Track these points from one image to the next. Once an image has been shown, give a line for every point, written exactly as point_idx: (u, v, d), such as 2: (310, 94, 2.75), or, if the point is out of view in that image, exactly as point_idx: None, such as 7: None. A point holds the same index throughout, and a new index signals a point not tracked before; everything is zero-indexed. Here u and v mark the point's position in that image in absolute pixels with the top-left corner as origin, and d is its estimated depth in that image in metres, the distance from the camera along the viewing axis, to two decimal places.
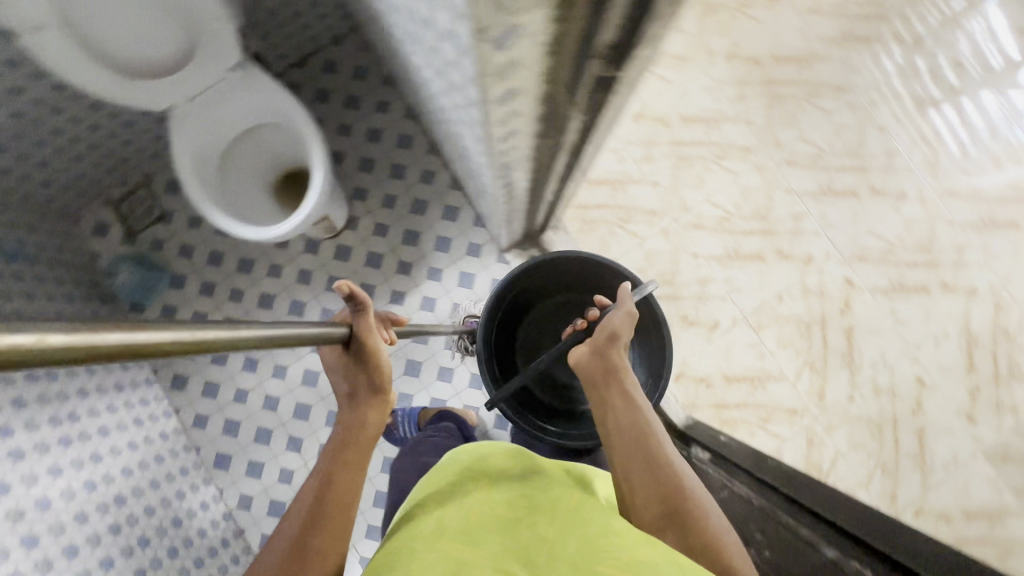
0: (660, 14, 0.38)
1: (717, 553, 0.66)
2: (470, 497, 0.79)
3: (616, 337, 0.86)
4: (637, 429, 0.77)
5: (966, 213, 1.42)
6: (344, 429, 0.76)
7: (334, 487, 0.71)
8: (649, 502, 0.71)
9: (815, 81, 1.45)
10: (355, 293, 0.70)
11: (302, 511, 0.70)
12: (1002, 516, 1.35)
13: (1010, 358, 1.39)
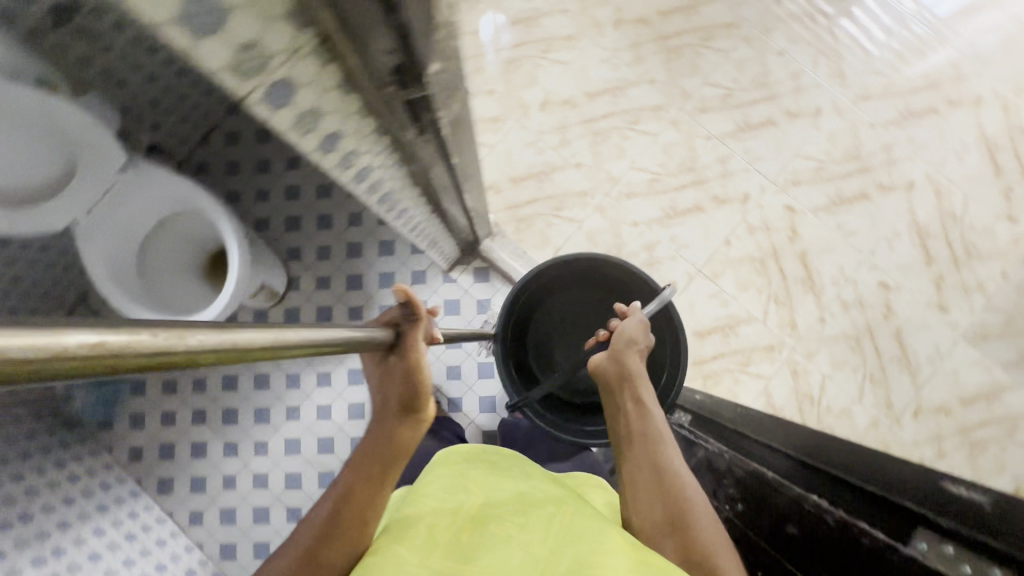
0: (424, 35, 0.37)
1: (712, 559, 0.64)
2: (461, 501, 0.72)
3: (632, 344, 0.86)
4: (647, 437, 0.76)
5: (884, 112, 1.43)
6: (376, 445, 0.66)
7: (352, 504, 0.66)
8: (653, 507, 0.69)
9: (705, 24, 1.46)
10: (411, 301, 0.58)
11: (319, 523, 0.66)
12: (996, 394, 1.36)
13: (964, 239, 1.39)
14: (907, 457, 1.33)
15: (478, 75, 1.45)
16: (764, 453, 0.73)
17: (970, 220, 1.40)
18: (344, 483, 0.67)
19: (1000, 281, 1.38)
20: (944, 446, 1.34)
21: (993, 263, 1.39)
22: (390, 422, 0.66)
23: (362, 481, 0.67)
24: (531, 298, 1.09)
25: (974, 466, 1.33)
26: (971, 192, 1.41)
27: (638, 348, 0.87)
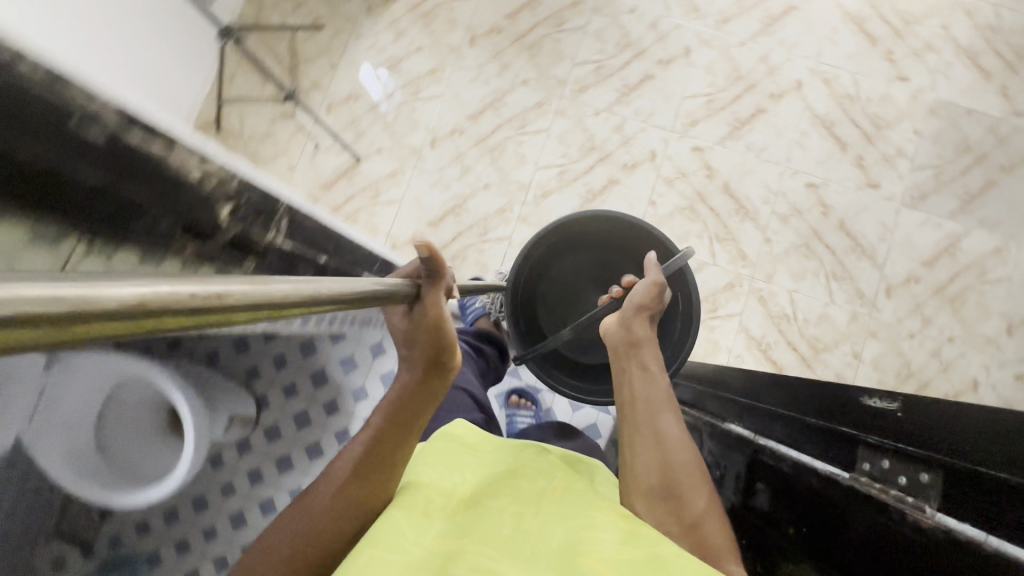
0: (147, 174, 0.40)
1: (701, 527, 0.62)
2: (455, 476, 0.66)
3: (643, 308, 0.83)
4: (652, 403, 0.74)
5: (748, 27, 1.46)
6: (410, 391, 0.62)
7: (384, 450, 0.61)
8: (649, 473, 0.68)
9: (553, 11, 1.48)
10: (433, 257, 0.55)
11: (342, 477, 0.59)
12: (954, 245, 1.37)
13: (867, 114, 1.41)
14: (896, 335, 1.34)
15: (363, 139, 1.46)
16: (742, 409, 0.73)
17: (866, 94, 1.42)
18: (373, 434, 0.61)
19: (915, 140, 1.40)
20: (927, 312, 1.34)
21: (902, 125, 1.41)
22: (421, 372, 0.62)
23: (393, 428, 0.62)
24: (545, 257, 0.99)
25: (960, 320, 1.34)
26: (856, 68, 1.43)
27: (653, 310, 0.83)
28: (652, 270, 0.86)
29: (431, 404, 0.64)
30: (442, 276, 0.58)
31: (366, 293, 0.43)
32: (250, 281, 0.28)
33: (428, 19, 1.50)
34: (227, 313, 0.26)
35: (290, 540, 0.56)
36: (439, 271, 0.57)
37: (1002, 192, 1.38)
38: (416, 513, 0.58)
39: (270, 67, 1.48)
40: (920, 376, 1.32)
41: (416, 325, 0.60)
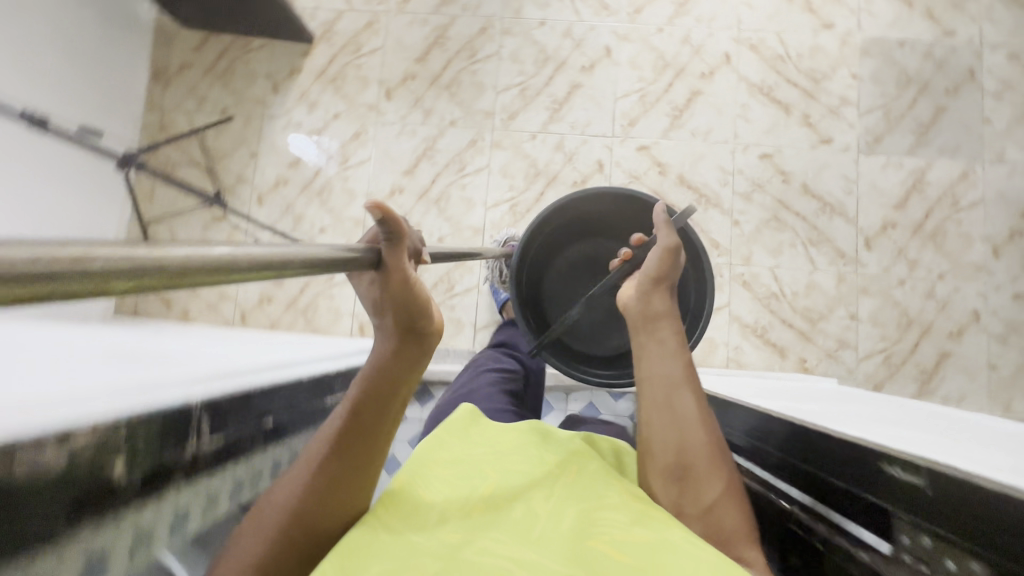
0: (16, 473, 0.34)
1: (717, 522, 0.54)
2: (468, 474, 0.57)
3: (659, 273, 0.69)
4: (666, 376, 0.63)
5: (662, 11, 1.40)
6: (392, 362, 0.53)
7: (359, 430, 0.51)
8: (666, 458, 0.59)
9: (462, 43, 1.42)
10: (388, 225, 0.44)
11: (316, 459, 0.50)
12: (920, 180, 1.33)
13: (803, 70, 1.37)
14: (887, 286, 1.30)
15: (303, 223, 1.39)
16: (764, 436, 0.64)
17: (796, 51, 1.37)
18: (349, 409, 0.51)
19: (856, 84, 1.36)
20: (911, 254, 1.31)
21: (840, 73, 1.37)
22: (398, 341, 0.52)
23: (374, 400, 0.52)
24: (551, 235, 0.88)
25: (945, 254, 1.31)
26: (780, 27, 1.38)
27: (670, 271, 0.69)
28: (662, 231, 0.69)
29: (414, 375, 0.55)
30: (402, 236, 0.46)
31: (329, 259, 0.37)
32: (157, 248, 0.23)
33: (337, 83, 1.42)
34: (126, 283, 0.22)
35: (260, 534, 0.47)
36: (398, 230, 0.45)
37: (953, 115, 1.35)
38: (425, 525, 0.48)
39: (188, 173, 1.41)
40: (920, 321, 1.29)
41: (384, 295, 0.49)
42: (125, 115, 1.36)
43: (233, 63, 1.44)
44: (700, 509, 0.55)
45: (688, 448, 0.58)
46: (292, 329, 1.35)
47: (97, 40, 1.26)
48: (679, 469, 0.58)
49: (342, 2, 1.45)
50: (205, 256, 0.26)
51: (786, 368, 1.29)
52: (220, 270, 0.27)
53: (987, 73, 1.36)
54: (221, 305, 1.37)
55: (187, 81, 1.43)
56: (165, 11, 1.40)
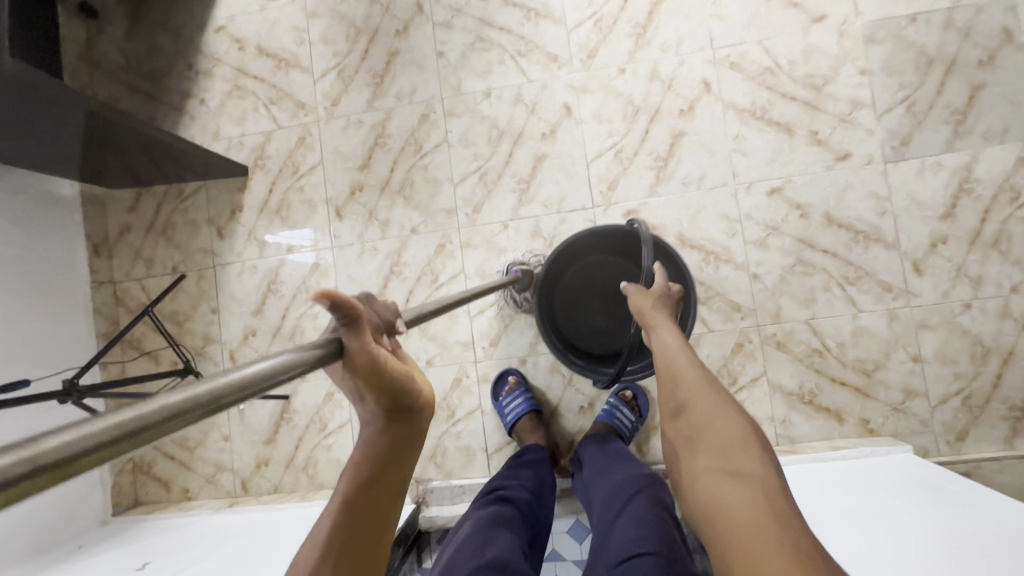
0: None
1: (715, 442, 0.55)
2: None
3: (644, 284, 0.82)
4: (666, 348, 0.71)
5: (619, 46, 1.20)
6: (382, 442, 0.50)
7: (361, 529, 0.50)
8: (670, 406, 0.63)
9: (405, 137, 1.26)
10: (340, 300, 0.39)
11: (309, 568, 0.48)
12: (967, 178, 1.11)
13: (799, 78, 1.15)
14: (951, 314, 1.10)
15: None
16: None
17: (787, 58, 1.15)
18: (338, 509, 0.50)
19: (866, 81, 1.14)
20: (972, 270, 1.10)
21: (844, 72, 1.14)
22: (379, 422, 0.50)
23: (361, 493, 0.50)
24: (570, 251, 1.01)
25: (1015, 261, 1.09)
26: (761, 33, 1.16)
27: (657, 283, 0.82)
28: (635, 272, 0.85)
29: (406, 452, 0.52)
30: (361, 316, 0.42)
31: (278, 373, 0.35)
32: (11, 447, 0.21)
33: (283, 213, 1.29)
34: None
35: None
36: (353, 313, 0.41)
37: (994, 91, 1.11)
38: None
39: (155, 346, 1.32)
40: (999, 347, 1.09)
41: (356, 380, 0.45)
42: (72, 308, 1.25)
43: (172, 215, 1.34)
44: (701, 432, 0.57)
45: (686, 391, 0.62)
46: (297, 488, 1.25)
47: (17, 245, 1.14)
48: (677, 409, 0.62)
49: (268, 121, 1.31)
50: (78, 435, 0.23)
51: (848, 434, 1.11)
52: (96, 447, 0.23)
53: None
54: (219, 477, 1.28)
55: (131, 244, 1.35)
56: (89, 182, 1.30)
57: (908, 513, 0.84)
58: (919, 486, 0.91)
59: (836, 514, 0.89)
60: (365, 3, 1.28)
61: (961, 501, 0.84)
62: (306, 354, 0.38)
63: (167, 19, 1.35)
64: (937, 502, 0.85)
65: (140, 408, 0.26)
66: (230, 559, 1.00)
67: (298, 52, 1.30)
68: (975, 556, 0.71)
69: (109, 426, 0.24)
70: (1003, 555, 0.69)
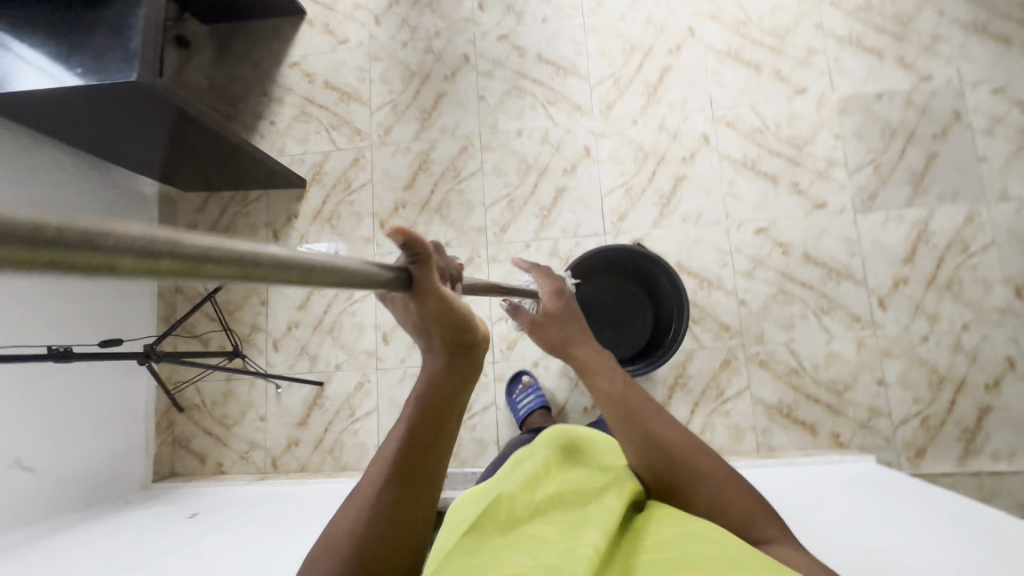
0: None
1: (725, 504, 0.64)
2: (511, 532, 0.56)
3: (549, 316, 0.87)
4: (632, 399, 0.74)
5: (633, 102, 1.42)
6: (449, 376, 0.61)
7: (421, 450, 0.58)
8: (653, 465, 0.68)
9: (446, 165, 1.46)
10: (414, 236, 0.46)
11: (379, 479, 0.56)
12: (924, 230, 1.30)
13: (784, 138, 1.36)
14: (911, 345, 1.27)
15: (319, 361, 1.43)
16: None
17: (774, 121, 1.37)
18: (404, 433, 0.59)
19: (840, 144, 1.35)
20: (929, 308, 1.27)
21: (821, 136, 1.36)
22: (445, 359, 0.60)
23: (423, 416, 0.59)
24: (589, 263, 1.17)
25: (965, 303, 1.27)
26: (753, 99, 1.38)
27: (559, 306, 0.89)
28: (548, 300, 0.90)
29: (461, 390, 0.62)
30: (430, 255, 0.48)
31: (363, 274, 0.39)
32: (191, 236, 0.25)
33: (333, 222, 1.48)
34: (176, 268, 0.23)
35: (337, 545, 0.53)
36: (423, 250, 0.47)
37: (947, 159, 1.32)
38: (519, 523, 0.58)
39: (206, 330, 1.48)
40: (952, 377, 1.25)
41: (421, 315, 0.53)
42: (140, 292, 1.42)
43: (235, 217, 1.52)
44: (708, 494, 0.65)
45: (668, 464, 0.67)
46: (323, 468, 1.38)
47: None
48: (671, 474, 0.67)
49: (328, 143, 1.52)
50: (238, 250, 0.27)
51: (820, 445, 1.25)
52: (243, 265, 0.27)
53: (974, 111, 1.32)
54: (252, 453, 1.41)
55: None
56: (166, 183, 1.49)
57: (866, 504, 0.97)
58: (881, 487, 1.04)
59: (822, 519, 0.94)
60: (421, 52, 1.51)
61: (916, 497, 0.97)
62: (375, 273, 0.42)
63: (249, 53, 1.58)
64: (888, 496, 0.99)
65: (202, 241, 0.24)
66: (266, 515, 1.11)
67: (359, 87, 1.53)
68: (928, 530, 0.85)
69: (255, 252, 0.28)
70: (954, 533, 0.82)
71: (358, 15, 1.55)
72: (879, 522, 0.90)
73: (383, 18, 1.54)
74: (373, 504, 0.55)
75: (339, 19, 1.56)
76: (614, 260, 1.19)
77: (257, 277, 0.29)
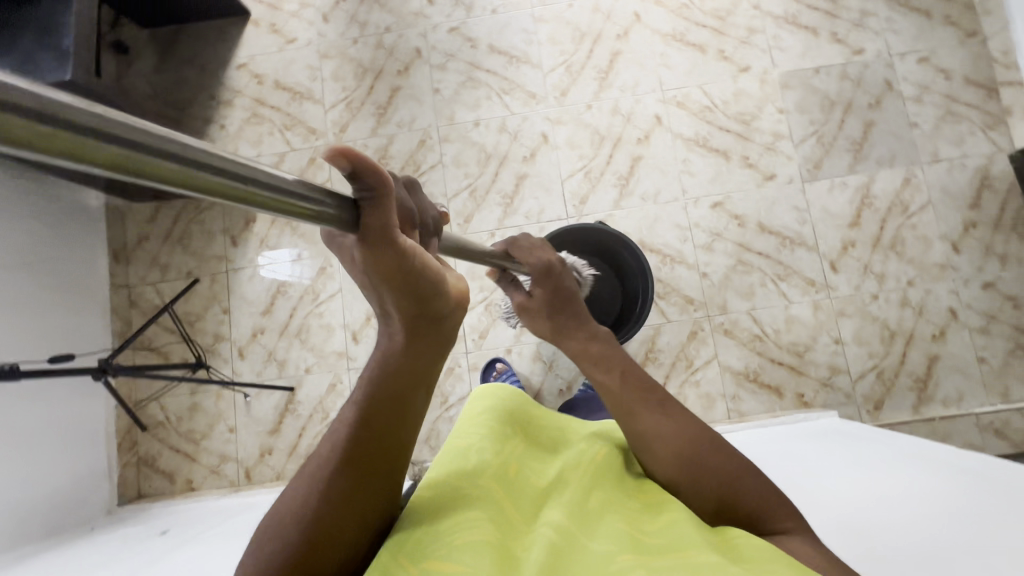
0: None
1: (736, 493, 0.60)
2: (481, 500, 0.57)
3: (537, 300, 0.87)
4: (633, 385, 0.71)
5: (586, 87, 1.45)
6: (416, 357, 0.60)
7: (389, 423, 0.57)
8: (663, 454, 0.64)
9: (405, 159, 1.46)
10: (362, 163, 0.43)
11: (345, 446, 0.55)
12: (866, 194, 1.37)
13: (732, 115, 1.41)
14: (863, 304, 1.33)
15: (288, 366, 1.40)
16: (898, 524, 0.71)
17: (721, 99, 1.42)
18: (370, 405, 0.57)
19: (784, 118, 1.41)
20: (877, 268, 1.34)
21: (766, 111, 1.41)
22: (404, 337, 0.59)
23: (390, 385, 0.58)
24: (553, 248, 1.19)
25: (909, 260, 1.34)
26: (700, 79, 1.43)
27: (547, 288, 0.87)
28: (542, 282, 0.87)
29: (426, 373, 0.61)
30: (387, 191, 0.45)
31: (325, 201, 0.40)
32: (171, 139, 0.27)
33: (293, 223, 1.45)
34: (158, 166, 0.26)
35: (302, 512, 0.51)
36: (380, 186, 0.44)
37: (882, 127, 1.39)
38: (493, 492, 0.59)
39: (165, 343, 1.43)
40: (902, 331, 1.32)
41: (368, 274, 0.52)
42: (91, 307, 1.37)
43: (189, 225, 1.47)
44: (722, 482, 0.61)
45: (672, 458, 0.64)
46: None
47: (44, 245, 1.25)
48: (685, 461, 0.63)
49: (282, 144, 1.49)
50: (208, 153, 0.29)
51: (787, 406, 1.31)
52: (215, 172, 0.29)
53: (903, 81, 1.40)
54: (223, 467, 1.37)
55: (147, 252, 1.47)
56: (113, 194, 1.43)
57: (831, 450, 1.00)
58: (847, 435, 1.08)
59: (858, 508, 0.78)
60: (372, 47, 1.50)
61: (879, 440, 1.01)
62: (319, 200, 0.40)
63: (193, 56, 1.54)
64: (852, 441, 1.03)
65: (157, 134, 0.26)
66: (240, 523, 1.08)
67: (311, 86, 1.50)
68: (888, 465, 0.87)
69: (225, 160, 0.30)
70: (912, 466, 0.85)
71: (305, 13, 1.53)
72: (843, 463, 0.92)
73: (331, 15, 1.52)
74: (337, 476, 0.53)
75: (286, 18, 1.53)
76: (576, 243, 1.21)
77: (232, 189, 0.31)
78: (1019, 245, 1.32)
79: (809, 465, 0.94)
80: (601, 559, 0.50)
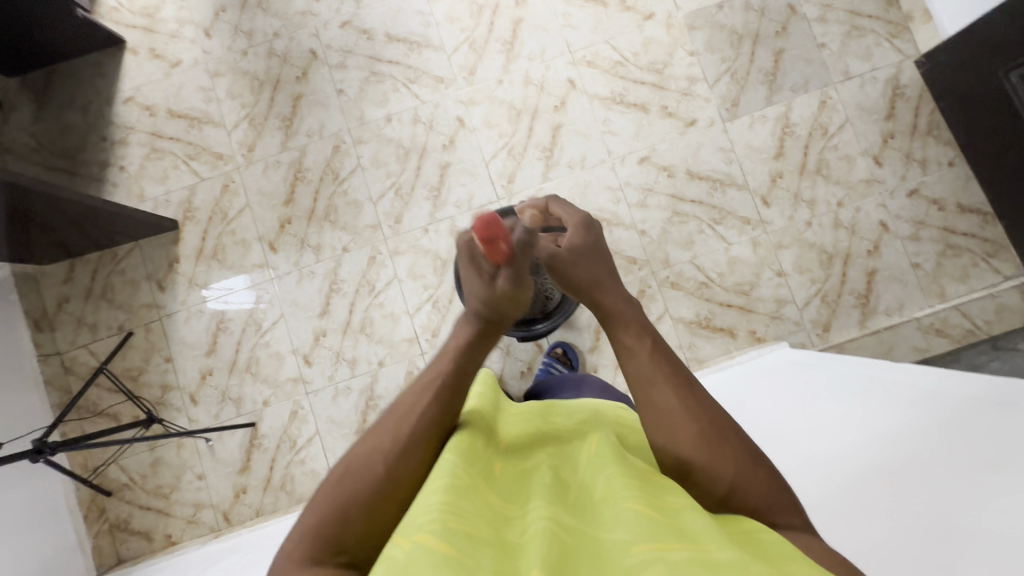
0: None
1: (751, 488, 0.50)
2: (467, 480, 0.49)
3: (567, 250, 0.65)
4: (666, 363, 0.57)
5: (494, 62, 1.40)
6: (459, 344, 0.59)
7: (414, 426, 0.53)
8: (683, 430, 0.53)
9: (322, 168, 1.40)
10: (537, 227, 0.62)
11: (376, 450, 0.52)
12: (787, 124, 1.38)
13: (644, 66, 1.39)
14: (799, 232, 1.35)
15: (245, 403, 1.36)
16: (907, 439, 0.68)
17: (631, 51, 1.39)
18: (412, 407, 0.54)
19: (696, 60, 1.39)
20: (807, 195, 1.36)
21: (677, 56, 1.39)
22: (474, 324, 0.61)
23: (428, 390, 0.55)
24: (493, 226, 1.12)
25: (835, 182, 1.36)
26: (607, 34, 1.40)
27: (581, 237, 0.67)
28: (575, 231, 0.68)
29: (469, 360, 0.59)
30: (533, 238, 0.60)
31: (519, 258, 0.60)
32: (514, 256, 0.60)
33: (219, 256, 1.39)
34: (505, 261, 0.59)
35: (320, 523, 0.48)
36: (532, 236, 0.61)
37: (792, 53, 1.39)
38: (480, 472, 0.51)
39: (113, 404, 1.37)
40: (839, 252, 1.35)
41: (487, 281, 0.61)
42: (24, 383, 1.30)
43: (110, 278, 1.40)
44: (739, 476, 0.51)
45: (693, 439, 0.53)
46: (277, 507, 1.33)
47: None
48: (708, 438, 0.53)
49: (190, 175, 1.41)
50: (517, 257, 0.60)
51: (742, 345, 1.33)
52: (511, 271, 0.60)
53: (805, 3, 1.40)
54: (199, 515, 1.34)
55: (71, 315, 1.40)
56: (20, 261, 1.34)
57: (825, 373, 0.97)
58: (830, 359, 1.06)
59: (853, 442, 0.73)
60: (264, 57, 1.42)
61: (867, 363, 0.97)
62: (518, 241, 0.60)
63: (73, 98, 1.43)
64: (840, 364, 1.00)
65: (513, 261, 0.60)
66: (219, 567, 1.07)
67: (208, 109, 1.42)
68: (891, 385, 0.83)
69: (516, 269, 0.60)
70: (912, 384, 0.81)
71: (185, 31, 1.43)
72: (844, 384, 0.88)
73: (212, 29, 1.43)
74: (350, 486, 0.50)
75: (165, 40, 1.43)
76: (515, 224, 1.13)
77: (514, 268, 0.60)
78: (936, 147, 1.36)
79: (814, 391, 0.91)
80: (608, 552, 0.41)
